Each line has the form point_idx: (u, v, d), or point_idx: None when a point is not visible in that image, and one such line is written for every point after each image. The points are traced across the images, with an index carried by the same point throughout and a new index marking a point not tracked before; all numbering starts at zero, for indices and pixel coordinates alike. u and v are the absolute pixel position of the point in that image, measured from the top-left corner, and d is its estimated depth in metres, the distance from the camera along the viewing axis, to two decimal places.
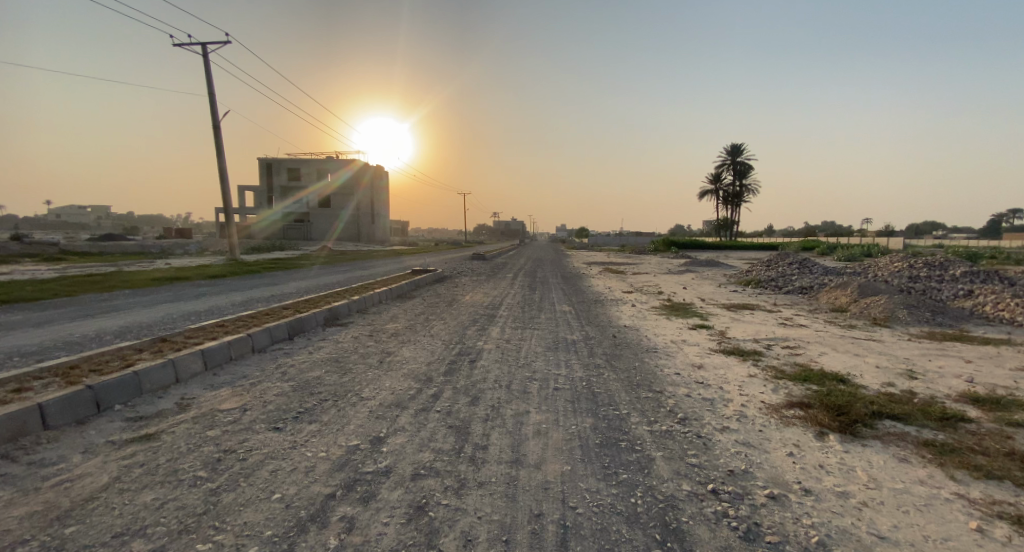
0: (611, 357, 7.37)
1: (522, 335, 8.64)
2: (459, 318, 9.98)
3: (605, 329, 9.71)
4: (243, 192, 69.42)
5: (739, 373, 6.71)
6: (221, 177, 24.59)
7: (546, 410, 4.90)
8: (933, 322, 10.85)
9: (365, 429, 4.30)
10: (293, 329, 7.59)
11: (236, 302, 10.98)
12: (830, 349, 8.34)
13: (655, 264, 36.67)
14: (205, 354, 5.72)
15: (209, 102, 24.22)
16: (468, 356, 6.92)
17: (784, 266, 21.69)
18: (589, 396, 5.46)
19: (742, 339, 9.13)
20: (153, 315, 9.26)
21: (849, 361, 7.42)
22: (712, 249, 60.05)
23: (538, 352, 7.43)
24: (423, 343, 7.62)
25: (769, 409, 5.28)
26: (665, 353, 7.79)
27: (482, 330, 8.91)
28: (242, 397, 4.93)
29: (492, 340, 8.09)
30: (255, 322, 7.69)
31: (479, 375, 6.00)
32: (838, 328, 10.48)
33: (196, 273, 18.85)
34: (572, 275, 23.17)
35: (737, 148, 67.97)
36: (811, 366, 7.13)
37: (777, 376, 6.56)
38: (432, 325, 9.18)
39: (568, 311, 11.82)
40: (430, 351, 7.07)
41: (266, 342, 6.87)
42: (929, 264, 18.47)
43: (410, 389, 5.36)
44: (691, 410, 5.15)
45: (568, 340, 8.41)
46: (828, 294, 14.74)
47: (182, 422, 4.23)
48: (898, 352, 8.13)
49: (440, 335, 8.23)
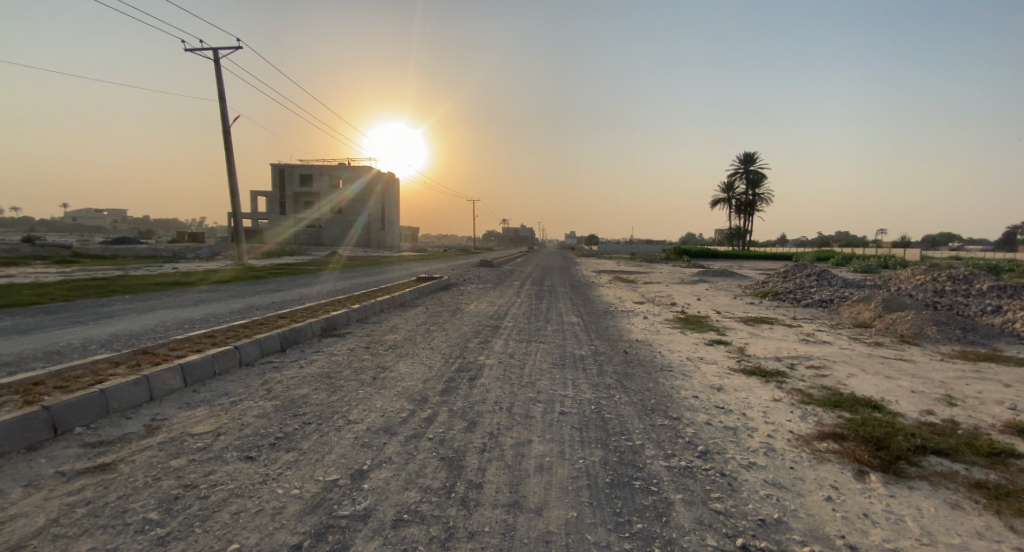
0: (622, 376, 6.87)
1: (527, 349, 8.14)
2: (462, 330, 9.53)
3: (616, 343, 9.20)
4: (255, 196, 69.96)
5: (762, 397, 6.17)
6: (229, 180, 24.50)
7: (550, 440, 4.43)
8: (965, 341, 10.17)
9: (347, 460, 3.85)
10: (286, 341, 7.19)
11: (234, 310, 10.66)
12: (858, 369, 7.74)
13: (665, 273, 35.97)
14: (186, 369, 5.35)
15: (219, 106, 24.22)
16: (468, 372, 6.46)
17: (801, 277, 20.98)
18: (598, 422, 4.97)
19: (762, 357, 8.56)
20: (147, 323, 8.96)
21: (882, 384, 6.83)
22: (724, 259, 59.13)
23: (543, 369, 6.95)
24: (421, 357, 7.18)
25: (799, 441, 4.74)
26: (680, 372, 7.27)
27: (485, 343, 8.44)
28: (219, 418, 4.54)
29: (495, 354, 7.62)
30: (247, 332, 7.30)
31: (479, 395, 5.54)
32: (863, 346, 9.85)
33: (201, 277, 18.62)
34: (581, 284, 22.69)
35: (749, 157, 67.38)
36: (840, 390, 6.56)
37: (804, 401, 6.01)
38: (432, 336, 8.73)
39: (576, 322, 11.32)
40: (428, 367, 6.62)
41: (255, 355, 6.47)
42: (953, 277, 17.70)
43: (402, 411, 4.91)
44: (712, 442, 4.64)
45: (576, 355, 7.92)
46: (849, 308, 14.05)
47: (146, 450, 3.87)
48: (933, 373, 7.50)
49: (440, 349, 7.77)
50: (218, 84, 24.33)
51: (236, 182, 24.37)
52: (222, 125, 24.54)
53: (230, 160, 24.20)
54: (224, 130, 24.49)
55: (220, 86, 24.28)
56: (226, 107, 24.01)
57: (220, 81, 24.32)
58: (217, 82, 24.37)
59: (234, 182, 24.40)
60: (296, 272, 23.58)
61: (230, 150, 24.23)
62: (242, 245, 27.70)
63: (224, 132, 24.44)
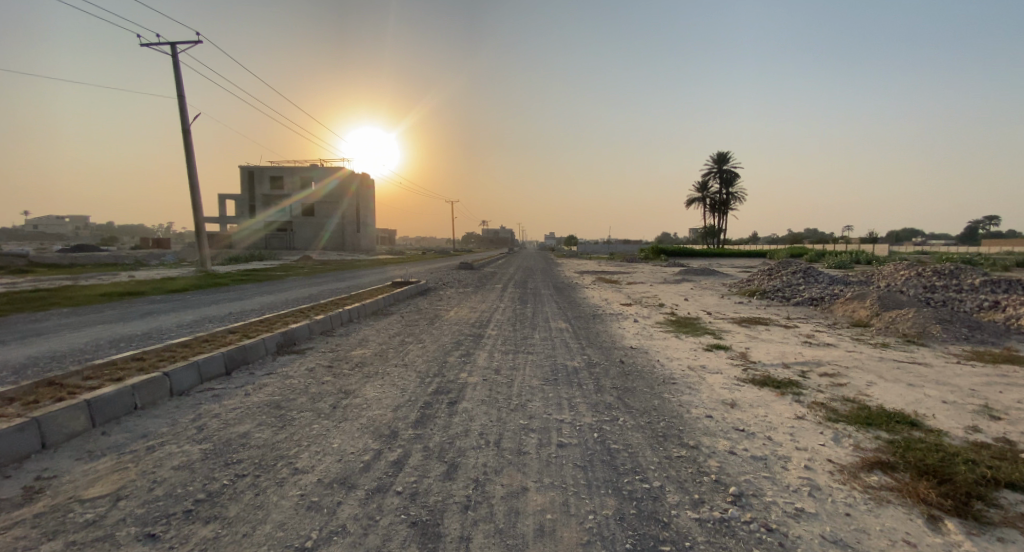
0: (623, 392, 6.04)
1: (514, 362, 7.24)
2: (440, 341, 8.57)
3: (610, 351, 8.38)
4: (224, 200, 67.30)
5: (783, 415, 5.41)
6: (190, 181, 22.90)
7: (551, 487, 3.56)
8: (972, 340, 9.72)
9: (287, 534, 2.90)
10: (231, 363, 6.13)
11: (183, 323, 9.42)
12: (875, 376, 7.10)
13: (647, 272, 35.73)
14: (94, 405, 4.25)
15: (177, 103, 22.57)
16: (446, 395, 5.52)
17: (787, 275, 20.63)
18: (606, 457, 4.12)
19: (769, 364, 7.85)
20: (74, 340, 7.71)
21: (907, 394, 6.19)
22: (704, 257, 59.44)
23: (534, 386, 6.08)
24: (393, 376, 6.21)
25: (847, 477, 4.00)
26: (687, 385, 6.46)
27: (467, 356, 7.51)
28: (126, 469, 3.50)
29: (478, 370, 6.69)
30: (185, 352, 6.19)
31: (459, 426, 4.62)
32: (870, 348, 9.29)
33: (154, 286, 17.08)
34: (564, 285, 21.97)
35: (724, 156, 68.42)
36: (866, 403, 5.88)
37: (831, 419, 5.30)
38: (407, 350, 7.76)
39: (564, 328, 10.48)
40: (400, 390, 5.66)
41: (191, 383, 5.39)
42: (940, 271, 17.61)
43: (366, 453, 3.98)
44: (746, 481, 3.84)
45: (568, 368, 7.07)
46: (844, 306, 13.62)
47: (9, 529, 2.86)
48: (957, 379, 6.92)
49: (416, 365, 6.83)
50: (177, 80, 22.72)
51: (198, 185, 22.79)
52: (181, 123, 22.89)
53: (190, 160, 22.64)
54: (183, 128, 22.87)
55: (179, 83, 22.69)
56: (185, 104, 22.39)
57: (179, 77, 22.72)
58: (176, 77, 22.74)
59: (195, 183, 22.82)
60: (262, 278, 22.17)
61: (190, 148, 22.62)
62: (206, 250, 26.09)
63: (184, 131, 22.82)
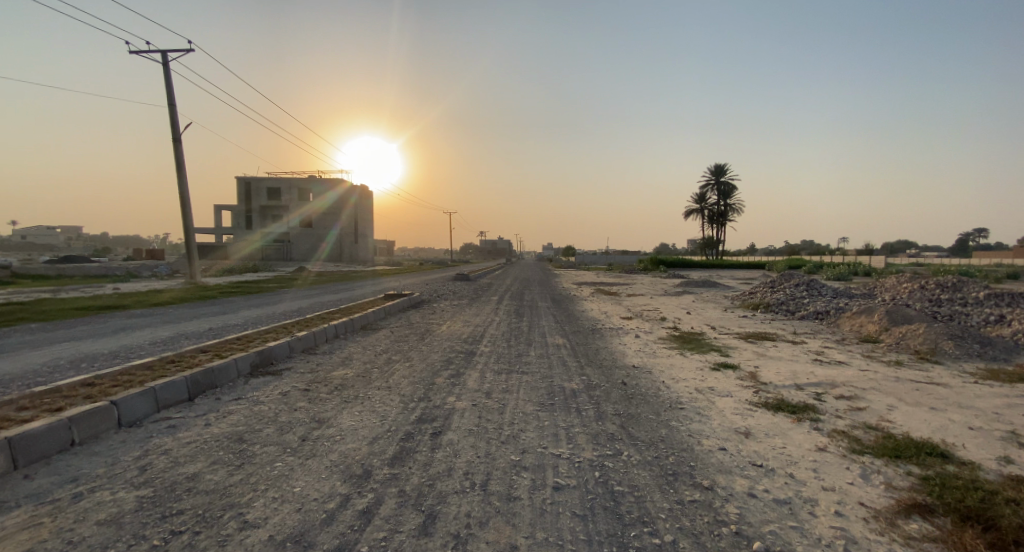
0: (625, 419, 5.52)
1: (507, 384, 6.68)
2: (428, 359, 8.01)
3: (611, 371, 7.83)
4: (220, 210, 66.91)
5: (803, 446, 4.87)
6: (180, 191, 22.47)
7: (544, 546, 3.01)
8: (988, 357, 9.23)
9: None
10: (196, 387, 5.60)
11: (157, 340, 8.87)
12: (896, 399, 6.57)
13: (645, 284, 35.32)
14: (19, 443, 3.73)
15: (168, 113, 22.22)
16: (430, 424, 4.98)
17: (789, 287, 20.19)
18: (609, 503, 3.58)
19: (781, 385, 7.32)
20: (33, 361, 7.15)
21: (933, 418, 5.67)
22: (701, 268, 59.09)
23: (528, 413, 5.56)
24: (374, 402, 5.66)
25: (885, 522, 3.48)
26: (695, 411, 5.94)
27: (456, 377, 6.96)
28: (39, 526, 2.95)
29: (467, 394, 6.14)
30: (145, 375, 5.66)
31: (441, 463, 4.08)
32: (883, 366, 8.78)
33: (138, 299, 16.47)
34: (563, 298, 21.46)
35: (720, 168, 68.53)
36: (892, 430, 5.36)
37: (856, 449, 4.77)
38: (392, 370, 7.20)
39: (562, 345, 9.97)
40: (379, 418, 5.11)
41: (143, 413, 4.87)
42: (943, 283, 17.22)
43: (330, 500, 3.42)
44: (770, 533, 3.31)
45: (566, 390, 6.55)
46: (851, 321, 13.13)
47: None
48: (983, 400, 6.43)
49: (400, 387, 6.30)
50: (169, 90, 22.42)
51: (189, 196, 22.34)
52: (173, 133, 22.51)
53: (181, 170, 22.21)
54: (174, 137, 22.49)
55: (171, 93, 22.36)
56: (177, 115, 22.04)
57: (170, 86, 22.41)
58: (168, 87, 22.43)
59: (186, 194, 22.38)
60: (253, 290, 21.56)
61: (180, 158, 22.22)
62: (197, 262, 25.55)
63: (175, 140, 22.42)
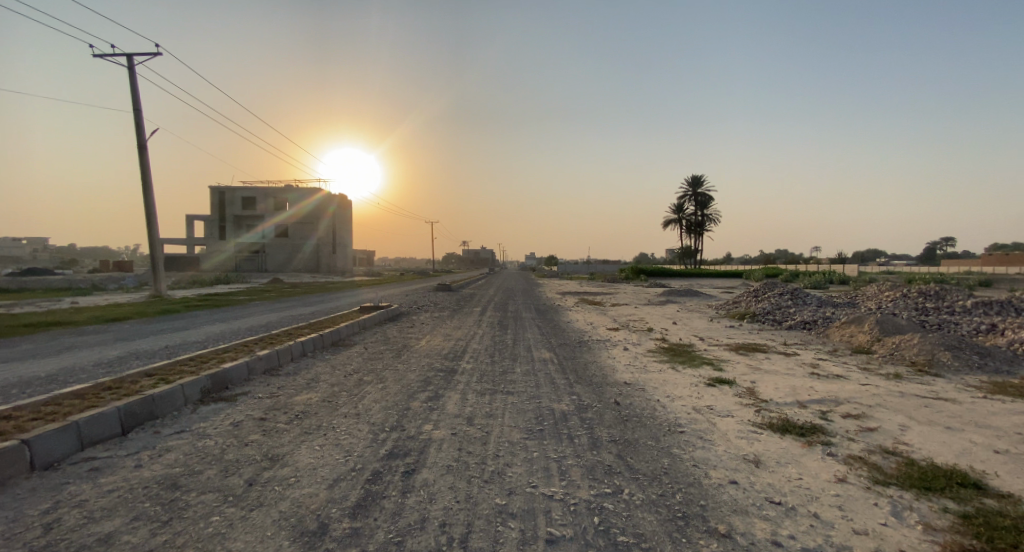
0: (623, 447, 4.96)
1: (491, 407, 6.06)
2: (404, 380, 7.33)
3: (602, 390, 7.27)
4: (193, 220, 64.88)
5: (821, 477, 4.39)
6: (145, 199, 21.32)
7: None
8: (987, 370, 8.98)
9: None
10: (133, 419, 4.85)
11: (102, 361, 7.95)
12: (906, 418, 6.17)
13: (629, 293, 35.12)
14: None
15: (133, 118, 21.11)
16: (403, 460, 4.34)
17: (773, 296, 20.07)
18: None
19: (783, 403, 6.86)
20: None
21: (952, 442, 5.26)
22: (680, 277, 59.74)
23: (516, 441, 4.97)
24: (340, 433, 4.99)
25: None
26: (697, 435, 5.43)
27: (435, 400, 6.31)
28: None
29: (446, 421, 5.50)
30: (73, 405, 4.89)
31: (414, 512, 3.45)
32: (883, 380, 8.42)
33: (93, 314, 15.33)
34: (547, 308, 20.97)
35: (698, 179, 69.56)
36: (911, 456, 4.92)
37: (880, 481, 4.30)
38: (363, 394, 6.51)
39: (549, 360, 9.42)
40: (344, 454, 4.45)
41: (63, 451, 4.12)
42: (926, 291, 17.24)
43: None
44: None
45: (556, 414, 5.97)
46: (841, 331, 12.88)
47: None
48: (997, 419, 6.07)
49: (372, 414, 5.64)
50: (133, 93, 21.34)
51: (154, 205, 21.21)
52: (137, 140, 21.39)
53: (146, 177, 21.07)
54: (138, 143, 21.38)
55: (136, 98, 21.30)
56: (142, 120, 20.97)
57: (135, 89, 21.35)
58: (133, 91, 21.34)
59: (150, 202, 21.18)
60: (222, 303, 20.51)
61: (145, 165, 21.11)
62: (162, 275, 24.19)
63: (140, 146, 21.33)
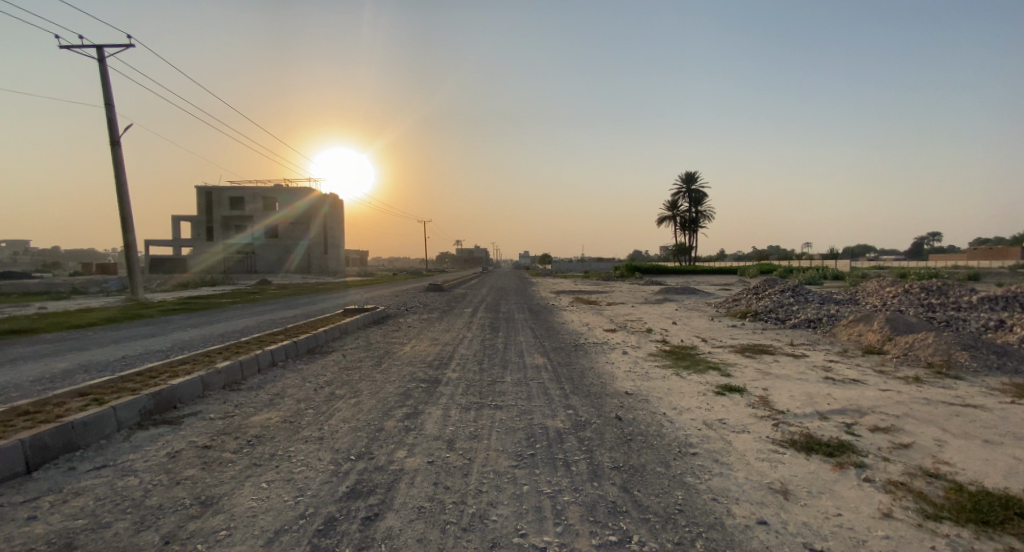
0: (628, 475, 4.23)
1: (476, 427, 5.32)
2: (380, 393, 6.57)
3: (601, 402, 6.55)
4: (179, 221, 63.53)
5: (864, 512, 3.70)
6: (119, 197, 20.34)
7: None
8: (1011, 371, 8.36)
9: None
10: (42, 453, 4.04)
11: (44, 375, 7.11)
12: (939, 430, 5.50)
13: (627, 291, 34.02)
14: None
15: (104, 112, 20.10)
16: (364, 501, 3.59)
17: (774, 293, 19.48)
18: None
19: (801, 415, 6.18)
20: None
21: (999, 462, 4.59)
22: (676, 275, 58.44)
23: (502, 470, 4.23)
24: (294, 465, 4.22)
25: None
26: (712, 457, 4.72)
27: (412, 418, 5.57)
28: None
29: (422, 445, 4.74)
30: None
31: None
32: (903, 384, 7.76)
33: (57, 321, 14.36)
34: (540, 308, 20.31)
35: (691, 174, 69.04)
36: (959, 480, 4.25)
37: (933, 516, 3.62)
38: (332, 412, 5.74)
39: (542, 366, 8.71)
40: (295, 494, 3.69)
41: None
42: (932, 286, 16.66)
43: None
44: None
45: (549, 432, 5.24)
46: (848, 330, 12.25)
47: None
48: None
49: (338, 438, 4.87)
50: (104, 87, 20.35)
51: (128, 200, 20.20)
52: (111, 136, 20.42)
53: (120, 175, 20.11)
54: (111, 139, 20.40)
55: (107, 91, 20.29)
56: (114, 115, 20.00)
57: (105, 82, 20.36)
58: (105, 85, 20.34)
59: (126, 200, 20.19)
60: (201, 306, 19.56)
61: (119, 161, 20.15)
62: (139, 278, 23.14)
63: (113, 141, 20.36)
